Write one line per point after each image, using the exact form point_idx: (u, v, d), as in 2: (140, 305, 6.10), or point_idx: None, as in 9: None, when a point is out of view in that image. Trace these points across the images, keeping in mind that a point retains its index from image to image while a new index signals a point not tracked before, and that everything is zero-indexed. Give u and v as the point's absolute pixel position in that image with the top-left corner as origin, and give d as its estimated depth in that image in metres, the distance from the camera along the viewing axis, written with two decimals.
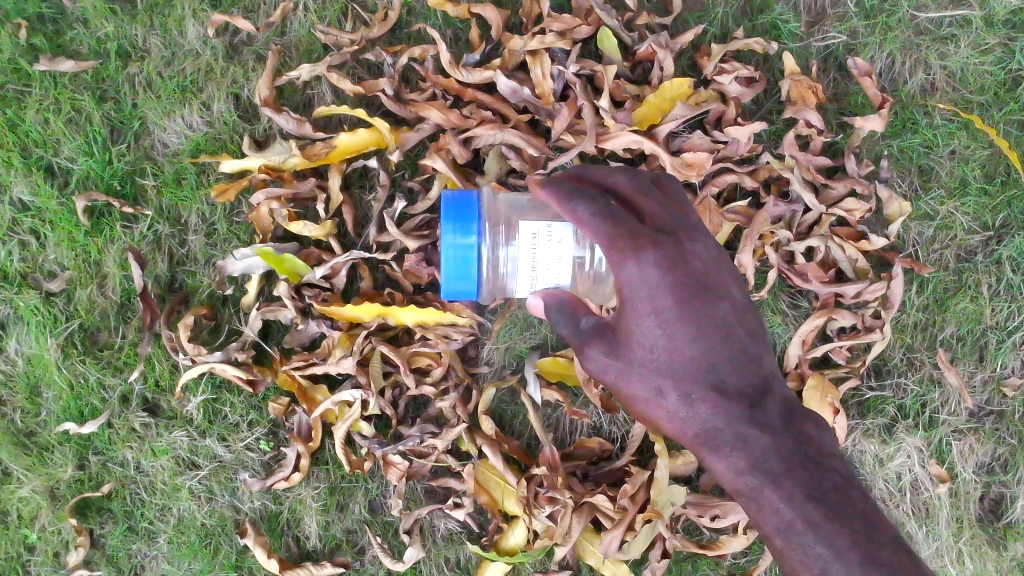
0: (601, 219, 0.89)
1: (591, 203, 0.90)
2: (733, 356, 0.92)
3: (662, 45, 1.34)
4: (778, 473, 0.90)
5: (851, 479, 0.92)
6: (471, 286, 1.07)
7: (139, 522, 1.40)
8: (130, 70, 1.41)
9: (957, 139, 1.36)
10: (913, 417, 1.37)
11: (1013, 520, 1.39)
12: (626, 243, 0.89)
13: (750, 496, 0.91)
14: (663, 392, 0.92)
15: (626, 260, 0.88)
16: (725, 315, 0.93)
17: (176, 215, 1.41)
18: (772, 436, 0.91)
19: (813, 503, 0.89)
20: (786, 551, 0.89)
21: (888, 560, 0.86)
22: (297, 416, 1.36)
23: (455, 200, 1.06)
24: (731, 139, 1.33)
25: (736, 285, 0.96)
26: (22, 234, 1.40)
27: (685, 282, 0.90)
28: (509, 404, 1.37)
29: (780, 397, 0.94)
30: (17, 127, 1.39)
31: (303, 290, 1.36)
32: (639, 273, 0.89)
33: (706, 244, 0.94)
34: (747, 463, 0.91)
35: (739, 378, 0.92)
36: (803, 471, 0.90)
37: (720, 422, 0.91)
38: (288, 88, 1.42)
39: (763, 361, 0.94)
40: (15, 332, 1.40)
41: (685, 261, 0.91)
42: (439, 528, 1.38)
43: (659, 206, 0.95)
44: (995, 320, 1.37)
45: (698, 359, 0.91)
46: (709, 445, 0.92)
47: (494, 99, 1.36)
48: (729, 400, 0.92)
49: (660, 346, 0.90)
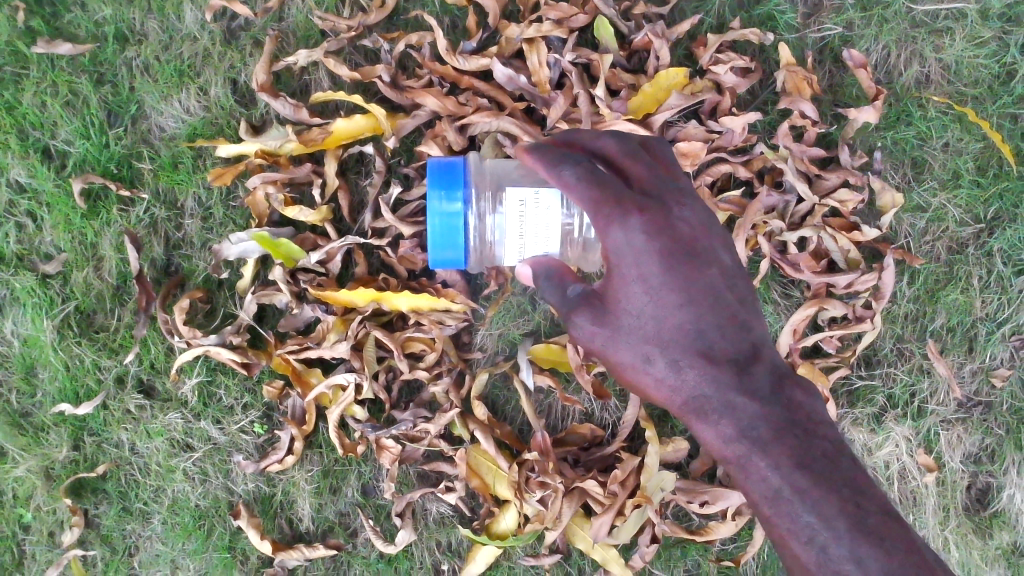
0: (587, 184, 0.92)
1: (577, 167, 0.93)
2: (722, 322, 0.94)
3: (659, 35, 1.34)
4: (766, 441, 0.92)
5: (839, 446, 0.93)
6: (458, 253, 1.10)
7: (133, 503, 1.41)
8: (128, 54, 1.41)
9: (950, 131, 1.37)
10: (902, 407, 1.38)
11: (999, 509, 1.40)
12: (612, 207, 0.92)
13: (739, 465, 0.92)
14: (651, 358, 0.94)
15: (612, 225, 0.92)
16: (713, 281, 0.95)
17: (173, 199, 1.42)
18: (762, 404, 0.93)
19: (802, 471, 0.90)
20: (774, 519, 0.90)
21: (874, 527, 0.87)
22: (291, 399, 1.37)
23: (441, 167, 1.08)
24: (725, 129, 1.33)
25: (726, 252, 0.98)
26: (19, 216, 1.41)
27: (671, 246, 0.93)
28: (502, 390, 1.38)
29: (771, 364, 0.95)
30: (14, 109, 1.40)
31: (298, 274, 1.36)
32: (625, 238, 0.92)
33: (693, 210, 0.97)
34: (736, 432, 0.93)
35: (728, 345, 0.94)
36: (792, 439, 0.92)
37: (708, 389, 0.93)
38: (285, 73, 1.42)
39: (753, 328, 0.96)
40: (11, 313, 1.40)
41: (672, 226, 0.94)
42: (431, 511, 1.39)
43: (646, 170, 0.98)
44: (985, 311, 1.38)
45: (684, 325, 0.93)
46: (697, 413, 0.94)
47: (490, 87, 1.37)
48: (718, 367, 0.94)
49: (646, 311, 0.93)
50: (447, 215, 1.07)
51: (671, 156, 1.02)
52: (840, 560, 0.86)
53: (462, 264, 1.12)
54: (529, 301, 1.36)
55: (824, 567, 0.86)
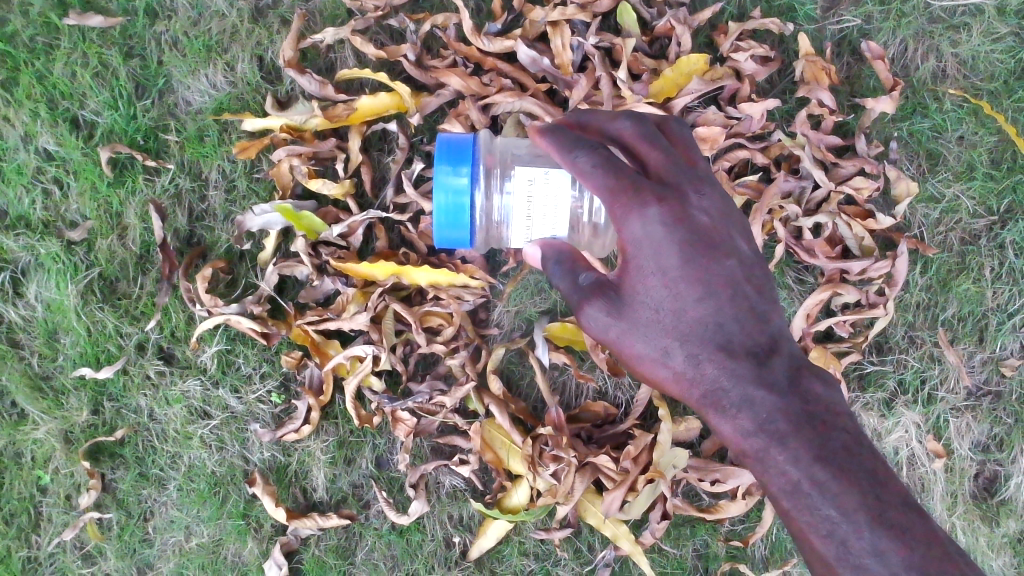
0: (603, 172, 0.92)
1: (593, 154, 0.92)
2: (740, 315, 0.95)
3: (681, 21, 1.37)
4: (785, 434, 0.91)
5: (859, 437, 0.92)
6: (464, 232, 1.12)
7: (150, 468, 1.43)
8: (157, 28, 1.43)
9: (965, 124, 1.39)
10: (912, 392, 1.39)
11: (1006, 497, 1.41)
12: (629, 197, 0.92)
13: (757, 458, 0.92)
14: (669, 352, 0.94)
15: (628, 215, 0.93)
16: (731, 272, 0.95)
17: (197, 170, 1.44)
18: (779, 396, 0.92)
19: (821, 464, 0.89)
20: (793, 512, 0.91)
21: (894, 520, 0.87)
22: (308, 369, 1.39)
23: (451, 144, 1.11)
24: (744, 116, 1.35)
25: (743, 240, 0.98)
26: (46, 183, 1.43)
27: (688, 237, 0.94)
28: (517, 365, 1.40)
29: (787, 355, 0.95)
30: (45, 79, 1.42)
31: (320, 248, 1.38)
32: (642, 230, 0.93)
33: (712, 200, 0.97)
34: (754, 425, 0.92)
35: (746, 338, 0.94)
36: (810, 432, 0.91)
37: (726, 382, 0.93)
38: (311, 51, 1.44)
39: (771, 319, 0.97)
40: (36, 278, 1.42)
41: (687, 217, 0.94)
42: (444, 484, 1.40)
43: (665, 156, 0.97)
44: (996, 302, 1.40)
45: (702, 317, 0.94)
46: (715, 407, 0.94)
47: (513, 68, 1.39)
48: (736, 359, 0.94)
49: (663, 304, 0.93)
50: (452, 190, 1.09)
51: (687, 139, 1.01)
52: (861, 554, 0.86)
53: (468, 244, 1.14)
54: (546, 279, 1.37)
55: (845, 561, 0.87)
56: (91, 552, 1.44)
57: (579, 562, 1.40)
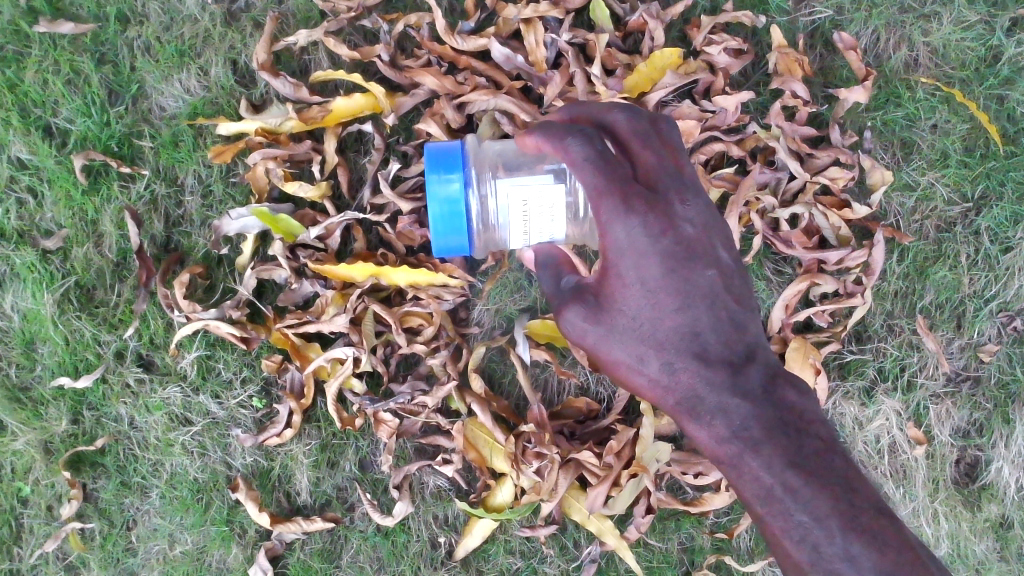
0: (591, 168, 0.88)
1: (584, 148, 0.89)
2: (718, 323, 0.93)
3: (653, 16, 1.37)
4: (759, 442, 0.91)
5: (832, 444, 0.92)
6: (463, 238, 1.10)
7: (132, 477, 1.42)
8: (129, 34, 1.42)
9: (938, 112, 1.39)
10: (892, 380, 1.40)
11: (987, 482, 1.42)
12: (617, 198, 0.88)
13: (732, 465, 0.92)
14: (646, 359, 0.92)
15: (614, 219, 0.89)
16: (712, 283, 0.93)
17: (173, 176, 1.43)
18: (754, 404, 0.92)
19: (794, 470, 0.89)
20: (767, 517, 0.90)
21: (866, 525, 0.87)
22: (289, 373, 1.38)
23: (439, 152, 1.10)
24: (719, 109, 1.35)
25: (725, 249, 0.96)
26: (19, 192, 1.42)
27: (672, 246, 0.91)
28: (498, 363, 1.40)
29: (764, 364, 0.94)
30: (16, 87, 1.41)
31: (298, 250, 1.38)
32: (628, 235, 0.89)
33: (698, 208, 0.94)
34: (730, 433, 0.91)
35: (723, 347, 0.93)
36: (785, 439, 0.90)
37: (702, 390, 0.92)
38: (285, 54, 1.44)
39: (749, 329, 0.95)
40: (11, 288, 1.41)
41: (672, 224, 0.91)
42: (428, 485, 1.40)
43: (655, 157, 0.93)
44: (973, 288, 1.40)
45: (680, 327, 0.92)
46: (691, 414, 0.93)
47: (488, 66, 1.39)
48: (712, 368, 0.92)
49: (640, 312, 0.91)
50: (447, 196, 1.08)
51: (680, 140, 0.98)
52: (834, 559, 0.86)
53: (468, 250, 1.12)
54: (525, 277, 1.38)
55: (817, 565, 0.86)
56: (74, 563, 1.43)
57: (565, 559, 1.39)
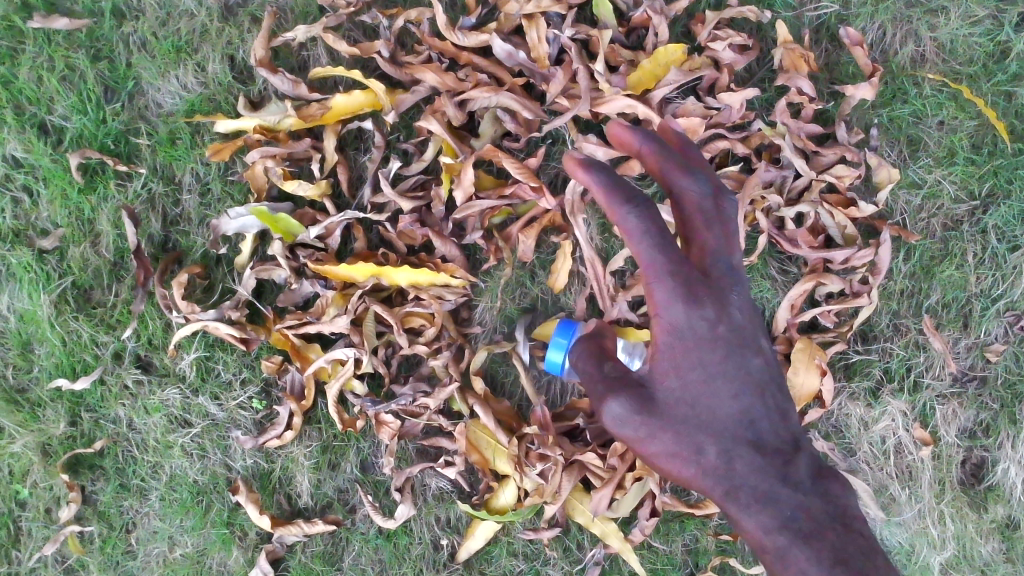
0: (648, 235, 0.82)
1: (645, 213, 0.82)
2: (769, 413, 0.87)
3: (657, 11, 1.34)
4: (810, 533, 0.82)
5: (877, 546, 0.83)
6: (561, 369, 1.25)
7: (131, 479, 1.41)
8: (125, 29, 1.40)
9: (946, 109, 1.37)
10: (898, 381, 1.38)
11: (993, 483, 1.40)
12: (674, 276, 0.83)
13: (777, 559, 0.83)
14: (701, 447, 0.85)
15: (674, 300, 0.84)
16: (760, 372, 0.88)
17: (171, 174, 1.41)
18: (803, 495, 0.84)
19: (843, 566, 0.80)
20: None
21: None
22: (289, 374, 1.37)
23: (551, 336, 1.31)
24: (724, 106, 1.33)
25: (768, 342, 0.91)
26: (14, 191, 1.40)
27: (723, 333, 0.86)
28: (501, 364, 1.39)
29: (811, 455, 0.87)
30: (10, 84, 1.39)
31: (297, 250, 1.36)
32: (684, 318, 0.84)
33: (746, 296, 0.89)
34: (778, 523, 0.83)
35: (774, 439, 0.86)
36: (830, 533, 0.82)
37: (753, 482, 0.84)
38: (283, 49, 1.41)
39: (795, 422, 0.89)
40: (7, 289, 1.39)
41: (725, 308, 0.86)
42: (430, 486, 1.39)
43: (715, 236, 0.86)
44: (980, 288, 1.38)
45: (729, 421, 0.86)
46: (738, 505, 0.85)
47: (489, 63, 1.36)
48: (764, 458, 0.85)
49: (693, 396, 0.86)
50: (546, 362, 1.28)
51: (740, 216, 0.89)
52: None
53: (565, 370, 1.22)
54: (528, 275, 1.38)
55: None
56: (73, 566, 1.42)
57: (568, 561, 1.39)
